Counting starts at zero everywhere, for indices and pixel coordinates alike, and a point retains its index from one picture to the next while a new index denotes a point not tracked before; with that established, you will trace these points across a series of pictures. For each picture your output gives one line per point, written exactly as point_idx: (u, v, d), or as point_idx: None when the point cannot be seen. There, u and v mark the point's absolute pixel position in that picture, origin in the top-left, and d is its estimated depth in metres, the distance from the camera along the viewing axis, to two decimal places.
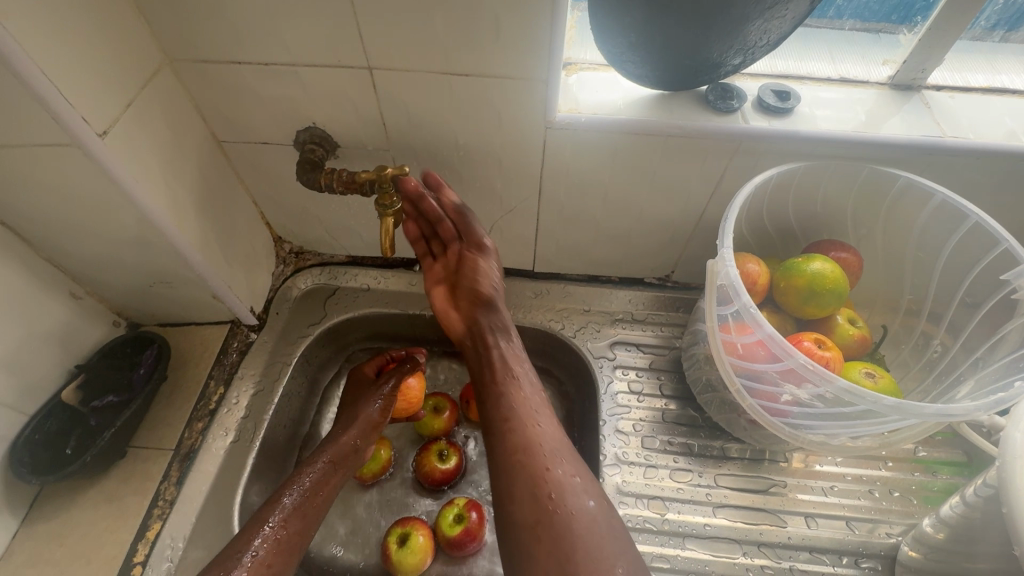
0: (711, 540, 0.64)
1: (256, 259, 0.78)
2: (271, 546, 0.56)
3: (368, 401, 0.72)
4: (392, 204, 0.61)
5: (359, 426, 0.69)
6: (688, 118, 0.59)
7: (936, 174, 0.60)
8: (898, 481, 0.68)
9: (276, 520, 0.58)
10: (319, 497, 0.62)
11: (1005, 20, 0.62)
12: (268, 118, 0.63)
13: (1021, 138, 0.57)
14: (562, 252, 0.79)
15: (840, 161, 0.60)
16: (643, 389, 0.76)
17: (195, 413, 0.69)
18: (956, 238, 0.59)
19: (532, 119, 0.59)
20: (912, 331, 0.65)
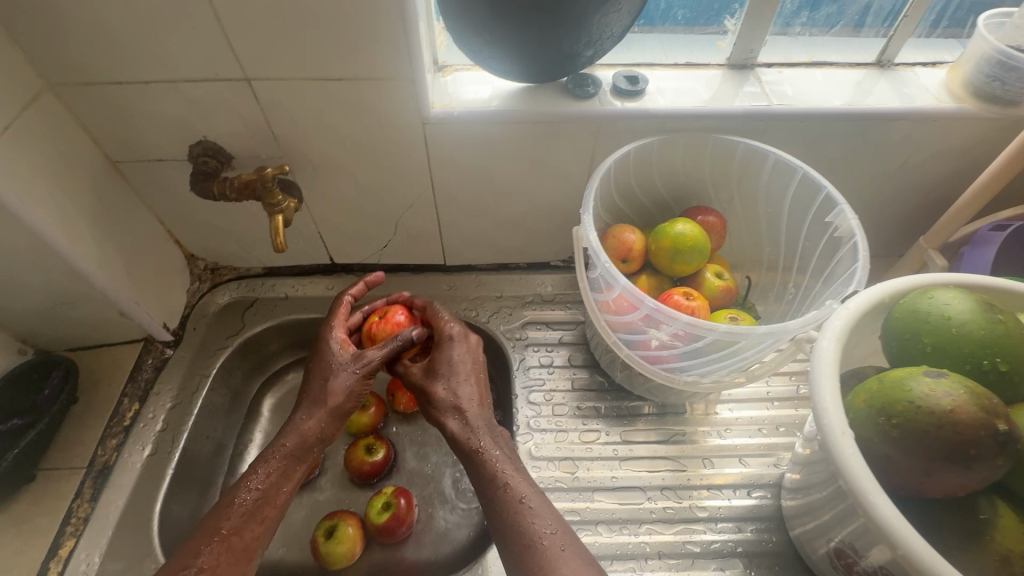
0: (618, 490, 0.69)
1: (168, 276, 0.79)
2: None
3: (340, 379, 0.63)
4: (279, 203, 0.65)
5: (325, 412, 0.62)
6: (552, 106, 0.66)
7: (773, 139, 0.69)
8: (785, 418, 0.75)
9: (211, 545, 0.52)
10: (269, 507, 0.56)
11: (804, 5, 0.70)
12: (160, 135, 0.66)
13: (834, 101, 0.67)
14: (469, 243, 0.84)
15: (688, 133, 0.67)
16: (554, 363, 0.81)
17: (109, 430, 0.70)
18: (792, 191, 0.67)
19: (408, 116, 0.64)
20: (775, 280, 0.73)
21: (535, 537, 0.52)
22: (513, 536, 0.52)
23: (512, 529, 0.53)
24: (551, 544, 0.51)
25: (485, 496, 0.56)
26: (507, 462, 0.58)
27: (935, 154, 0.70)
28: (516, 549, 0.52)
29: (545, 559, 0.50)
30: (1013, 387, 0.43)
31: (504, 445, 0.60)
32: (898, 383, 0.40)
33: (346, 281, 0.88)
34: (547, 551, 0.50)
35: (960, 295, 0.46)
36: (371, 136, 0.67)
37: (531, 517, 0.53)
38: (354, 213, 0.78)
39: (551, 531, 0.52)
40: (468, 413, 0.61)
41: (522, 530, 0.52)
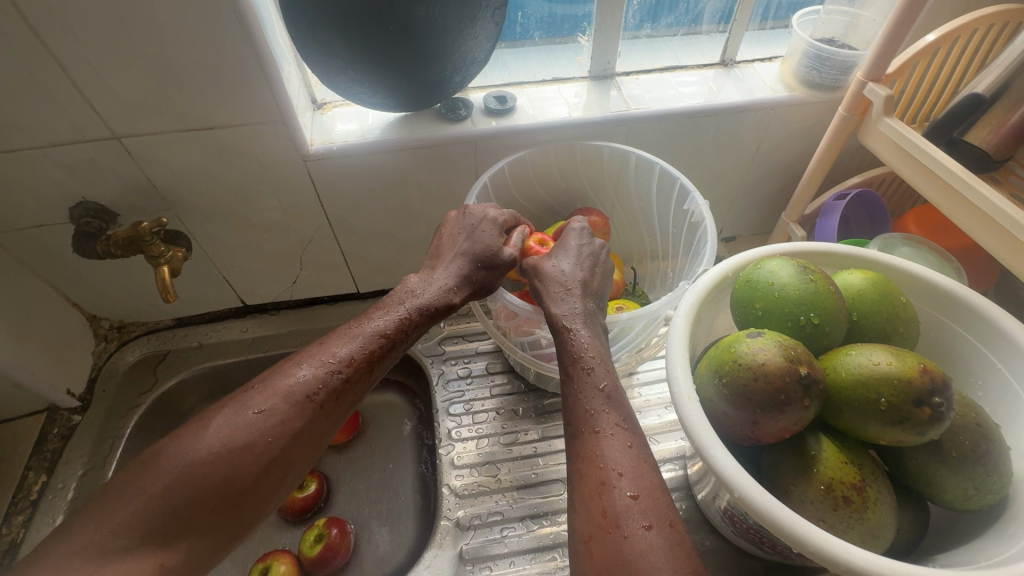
0: (540, 486, 0.72)
1: (67, 340, 0.77)
2: (249, 434, 0.48)
3: (483, 251, 0.59)
4: (161, 254, 0.66)
5: (451, 290, 0.57)
6: (428, 130, 0.70)
7: (636, 140, 0.75)
8: None
9: (277, 402, 0.50)
10: (356, 375, 0.52)
11: (645, 18, 0.78)
12: (35, 201, 0.65)
13: (683, 100, 0.74)
14: (377, 268, 0.86)
15: (557, 142, 0.72)
16: (472, 373, 0.84)
17: (14, 507, 0.68)
18: (655, 184, 0.73)
19: (288, 155, 0.67)
20: (659, 266, 0.80)
21: (605, 424, 0.47)
22: (581, 417, 0.48)
23: (581, 408, 0.48)
24: (616, 439, 0.46)
25: (569, 373, 0.51)
26: (604, 363, 0.51)
27: (781, 138, 0.78)
28: (580, 427, 0.48)
29: (605, 445, 0.46)
30: (826, 336, 0.48)
31: (601, 341, 0.53)
32: (732, 346, 0.45)
33: (261, 321, 0.88)
34: (613, 441, 0.46)
35: (782, 263, 0.52)
36: (255, 179, 0.69)
37: (609, 411, 0.48)
38: (254, 254, 0.79)
39: (618, 423, 0.47)
40: (574, 294, 0.55)
41: (590, 412, 0.48)
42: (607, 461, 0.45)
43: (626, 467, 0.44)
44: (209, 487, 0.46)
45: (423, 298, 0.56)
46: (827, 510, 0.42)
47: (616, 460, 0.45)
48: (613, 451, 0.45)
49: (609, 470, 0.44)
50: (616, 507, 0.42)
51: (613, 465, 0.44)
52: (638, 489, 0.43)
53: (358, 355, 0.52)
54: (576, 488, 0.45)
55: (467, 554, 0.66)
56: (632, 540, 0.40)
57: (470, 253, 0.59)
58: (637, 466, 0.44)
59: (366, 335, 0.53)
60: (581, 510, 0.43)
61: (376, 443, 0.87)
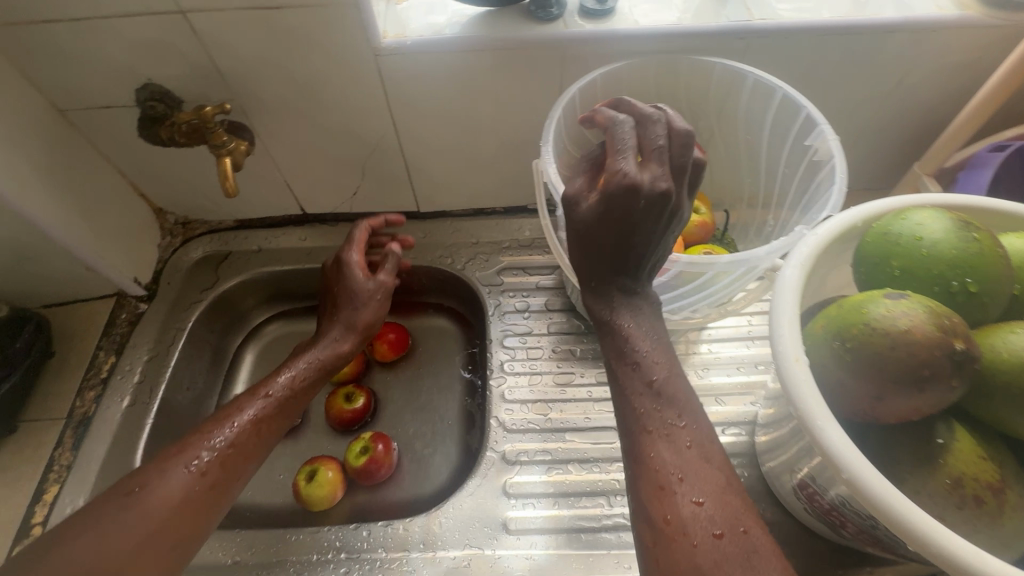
0: (591, 431, 0.68)
1: (134, 229, 0.78)
2: (143, 504, 0.47)
3: (351, 299, 0.67)
4: (224, 144, 0.64)
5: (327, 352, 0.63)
6: (513, 29, 0.61)
7: (753, 60, 0.63)
8: (765, 355, 0.73)
9: (184, 468, 0.50)
10: (255, 439, 0.55)
11: None
12: (102, 79, 0.63)
13: (821, 13, 0.61)
14: (440, 187, 0.81)
15: (661, 56, 0.62)
16: (530, 308, 0.79)
17: (86, 382, 0.70)
18: (771, 114, 0.62)
19: (358, 47, 0.60)
20: (756, 215, 0.71)
21: (657, 423, 0.41)
22: (632, 415, 0.42)
23: (633, 405, 0.43)
24: (677, 436, 0.40)
25: (616, 363, 0.45)
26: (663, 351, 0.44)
27: (932, 71, 0.65)
28: (631, 423, 0.42)
29: (664, 443, 0.40)
30: (980, 307, 0.40)
31: (659, 320, 0.46)
32: (856, 306, 0.38)
33: (320, 232, 0.86)
34: (674, 439, 0.40)
35: (934, 215, 0.42)
36: (321, 73, 0.63)
37: (672, 403, 0.42)
38: (316, 158, 0.75)
39: (675, 419, 0.41)
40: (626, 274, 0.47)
41: (641, 410, 0.42)
42: (665, 463, 0.39)
43: (691, 468, 0.39)
44: (167, 484, 0.49)
45: (313, 356, 0.63)
46: (950, 508, 0.36)
47: (675, 462, 0.39)
48: (676, 453, 0.40)
49: (670, 473, 0.39)
50: (683, 515, 0.37)
51: (675, 467, 0.39)
52: (705, 494, 0.38)
53: (262, 413, 0.56)
54: (632, 493, 0.40)
55: (511, 488, 0.64)
56: (705, 548, 0.36)
57: (350, 297, 0.67)
58: (700, 468, 0.39)
59: (269, 394, 0.58)
60: (640, 517, 0.39)
61: (425, 366, 0.86)
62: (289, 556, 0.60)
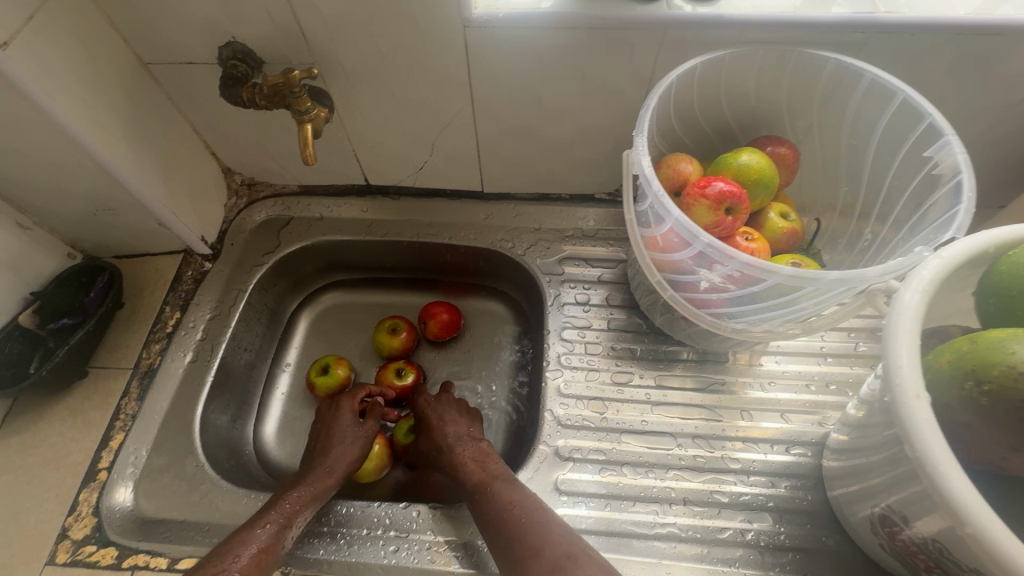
0: (647, 434, 0.66)
1: (203, 188, 0.78)
2: None
3: (344, 439, 0.66)
4: (308, 110, 0.62)
5: (319, 485, 0.61)
6: (612, 7, 0.57)
7: (870, 57, 0.58)
8: (837, 375, 0.70)
9: None
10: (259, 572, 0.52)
11: None
12: (188, 34, 0.62)
13: (958, 9, 0.55)
14: (508, 168, 0.79)
15: (769, 46, 0.58)
16: (590, 301, 0.77)
17: (152, 335, 0.72)
18: (886, 118, 0.58)
19: (448, 17, 0.58)
20: (848, 225, 0.66)
21: (496, 510, 0.56)
22: (488, 523, 0.56)
23: (490, 507, 0.57)
24: (513, 513, 0.55)
25: (480, 493, 0.59)
26: (477, 461, 0.63)
27: None
28: (489, 529, 0.56)
29: (507, 524, 0.55)
30: None
31: (489, 454, 0.65)
32: (995, 343, 0.35)
33: (381, 205, 0.85)
34: (511, 518, 0.55)
35: None
36: (406, 41, 0.61)
37: (501, 491, 0.58)
38: (388, 130, 0.74)
39: (509, 500, 0.57)
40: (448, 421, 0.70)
41: (484, 509, 0.57)
42: (513, 542, 0.53)
43: (525, 533, 0.53)
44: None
45: (308, 483, 0.60)
46: None
47: (523, 535, 0.53)
48: (515, 530, 0.54)
49: (517, 549, 0.52)
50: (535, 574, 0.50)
51: (517, 541, 0.53)
52: (539, 548, 0.51)
53: (266, 544, 0.53)
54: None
55: (563, 485, 0.63)
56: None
57: (345, 449, 0.65)
58: (531, 527, 0.54)
59: (267, 526, 0.55)
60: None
61: (475, 349, 0.85)
62: (340, 527, 0.60)
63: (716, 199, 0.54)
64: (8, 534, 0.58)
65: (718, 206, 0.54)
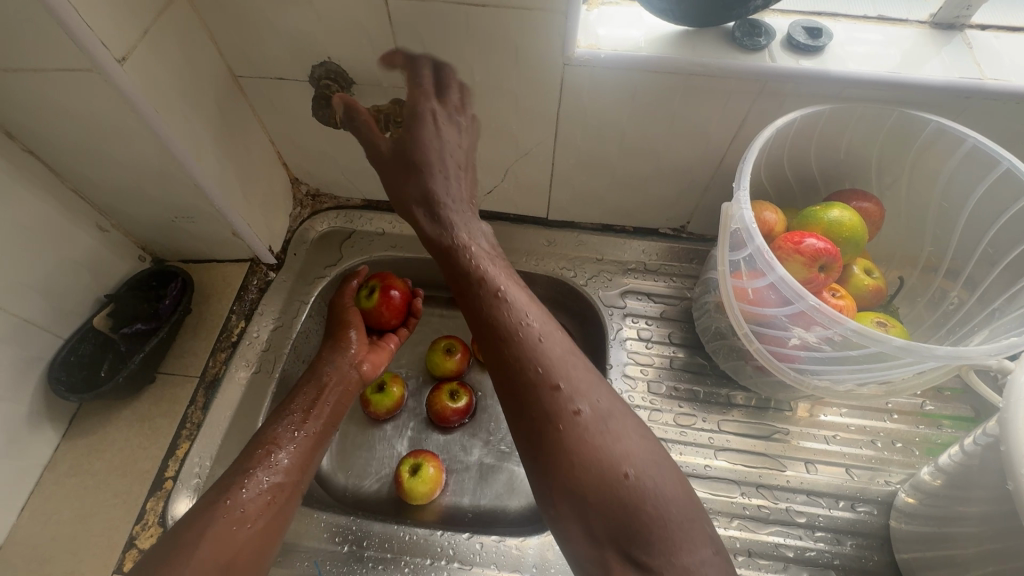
0: (710, 480, 0.66)
1: (274, 198, 0.78)
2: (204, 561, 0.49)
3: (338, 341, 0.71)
4: None
5: (323, 384, 0.67)
6: (714, 56, 0.57)
7: (970, 120, 0.58)
8: (903, 433, 0.69)
9: (231, 516, 0.53)
10: (290, 479, 0.58)
11: None
12: (285, 52, 0.62)
13: None
14: (577, 198, 0.79)
15: (870, 104, 0.58)
16: (651, 337, 0.77)
17: (218, 344, 0.72)
18: (984, 185, 0.58)
19: (549, 54, 0.58)
20: (928, 285, 0.65)
21: (512, 328, 0.55)
22: (505, 341, 0.54)
23: (502, 319, 0.55)
24: (529, 333, 0.54)
25: (493, 300, 0.56)
26: (481, 255, 0.59)
27: None
28: (496, 338, 0.55)
29: (524, 343, 0.54)
30: None
31: (497, 255, 0.61)
32: None
33: None
34: (527, 339, 0.54)
35: None
36: (502, 73, 0.61)
37: (514, 302, 0.56)
38: None
39: (523, 322, 0.55)
40: (460, 210, 0.61)
41: (499, 321, 0.55)
42: (525, 370, 0.52)
43: (545, 362, 0.52)
44: (225, 519, 0.52)
45: (316, 389, 0.66)
46: None
47: (549, 368, 0.52)
48: (534, 356, 0.53)
49: (534, 372, 0.52)
50: (553, 404, 0.51)
51: (533, 365, 0.52)
52: (562, 381, 0.51)
53: (292, 452, 0.59)
54: (512, 394, 0.53)
55: None
56: (573, 424, 0.49)
57: (343, 346, 0.71)
58: (553, 356, 0.53)
59: (292, 433, 0.61)
60: (522, 415, 0.52)
61: None
62: (404, 555, 0.61)
63: (812, 256, 0.54)
64: (76, 538, 0.59)
65: (813, 263, 0.54)
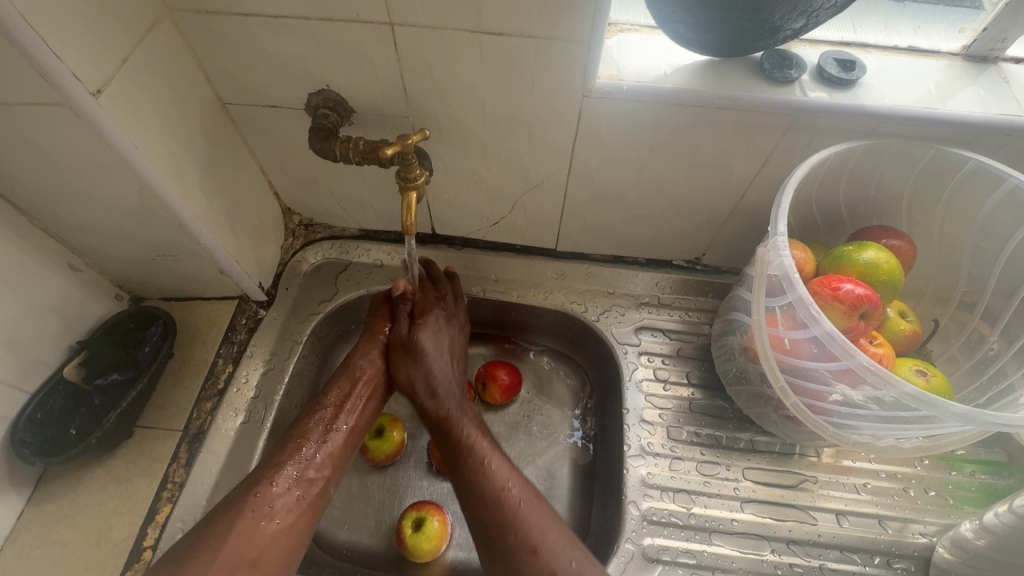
0: (738, 536, 0.62)
1: (264, 230, 0.72)
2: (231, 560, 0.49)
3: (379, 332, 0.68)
4: (416, 177, 0.58)
5: (364, 379, 0.64)
6: (742, 88, 0.54)
7: (1008, 157, 0.55)
8: (934, 480, 0.66)
9: (260, 509, 0.52)
10: (322, 475, 0.57)
11: None
12: (280, 79, 0.57)
13: None
14: (589, 231, 0.75)
15: (905, 141, 0.55)
16: (669, 378, 0.72)
17: (203, 392, 0.65)
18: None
19: (568, 85, 0.54)
20: (963, 327, 0.62)
21: (495, 494, 0.55)
22: (490, 533, 0.54)
23: (477, 482, 0.56)
24: (510, 497, 0.55)
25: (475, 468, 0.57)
26: (466, 423, 0.60)
27: None
28: (480, 502, 0.55)
29: (507, 511, 0.54)
30: None
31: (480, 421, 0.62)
32: None
33: (445, 255, 0.79)
34: (508, 503, 0.54)
35: None
36: (516, 103, 0.57)
37: (495, 468, 0.57)
38: (469, 184, 0.69)
39: (506, 482, 0.56)
40: (444, 383, 0.63)
41: (485, 489, 0.55)
42: (506, 535, 0.53)
43: (523, 525, 0.53)
44: (251, 516, 0.51)
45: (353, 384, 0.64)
46: None
47: (529, 534, 0.52)
48: (514, 522, 0.53)
49: (514, 537, 0.52)
50: (530, 572, 0.50)
51: (513, 528, 0.53)
52: (538, 542, 0.52)
53: (324, 447, 0.59)
54: (493, 557, 0.53)
55: None
56: None
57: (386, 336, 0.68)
58: (528, 516, 0.53)
59: (326, 427, 0.60)
60: (499, 567, 0.52)
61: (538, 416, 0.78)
62: None
63: (852, 304, 0.50)
64: None
65: (853, 311, 0.50)
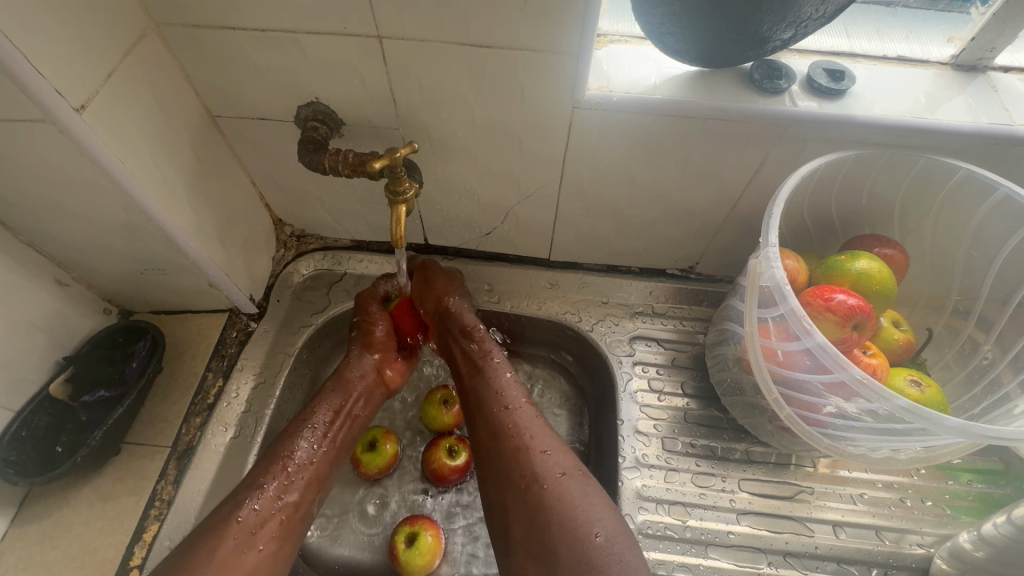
0: (735, 549, 0.61)
1: (255, 242, 0.72)
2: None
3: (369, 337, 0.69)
4: (405, 190, 0.58)
5: (351, 390, 0.65)
6: (731, 99, 0.53)
7: (998, 165, 0.55)
8: (931, 489, 0.65)
9: (241, 531, 0.51)
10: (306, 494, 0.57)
11: None
12: (268, 92, 0.57)
13: None
14: (582, 240, 0.74)
15: (895, 151, 0.55)
16: (664, 388, 0.72)
17: (193, 407, 0.65)
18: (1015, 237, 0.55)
19: (558, 97, 0.54)
20: (958, 336, 0.62)
21: (511, 421, 0.59)
22: (503, 430, 0.58)
23: (490, 394, 0.62)
24: (523, 408, 0.60)
25: (496, 406, 0.60)
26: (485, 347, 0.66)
27: None
28: (493, 409, 0.61)
29: (520, 417, 0.59)
30: None
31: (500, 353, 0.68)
32: None
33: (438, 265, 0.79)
34: (522, 411, 0.59)
35: None
36: (506, 114, 0.57)
37: (512, 383, 0.63)
38: (461, 195, 0.68)
39: (523, 398, 0.61)
40: (469, 325, 0.68)
41: (499, 400, 0.61)
42: (515, 441, 0.57)
43: (533, 433, 0.57)
44: (230, 538, 0.51)
45: (341, 396, 0.64)
46: None
47: (548, 450, 0.56)
48: (525, 424, 0.58)
49: (522, 439, 0.57)
50: (541, 469, 0.54)
51: (523, 434, 0.57)
52: (548, 449, 0.56)
53: (310, 460, 0.58)
54: (498, 462, 0.57)
55: None
56: (556, 485, 0.53)
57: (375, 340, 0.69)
58: (537, 428, 0.58)
59: (312, 439, 0.59)
60: (500, 476, 0.56)
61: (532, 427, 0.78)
62: None
63: (845, 315, 0.50)
64: None
65: (846, 321, 0.50)
